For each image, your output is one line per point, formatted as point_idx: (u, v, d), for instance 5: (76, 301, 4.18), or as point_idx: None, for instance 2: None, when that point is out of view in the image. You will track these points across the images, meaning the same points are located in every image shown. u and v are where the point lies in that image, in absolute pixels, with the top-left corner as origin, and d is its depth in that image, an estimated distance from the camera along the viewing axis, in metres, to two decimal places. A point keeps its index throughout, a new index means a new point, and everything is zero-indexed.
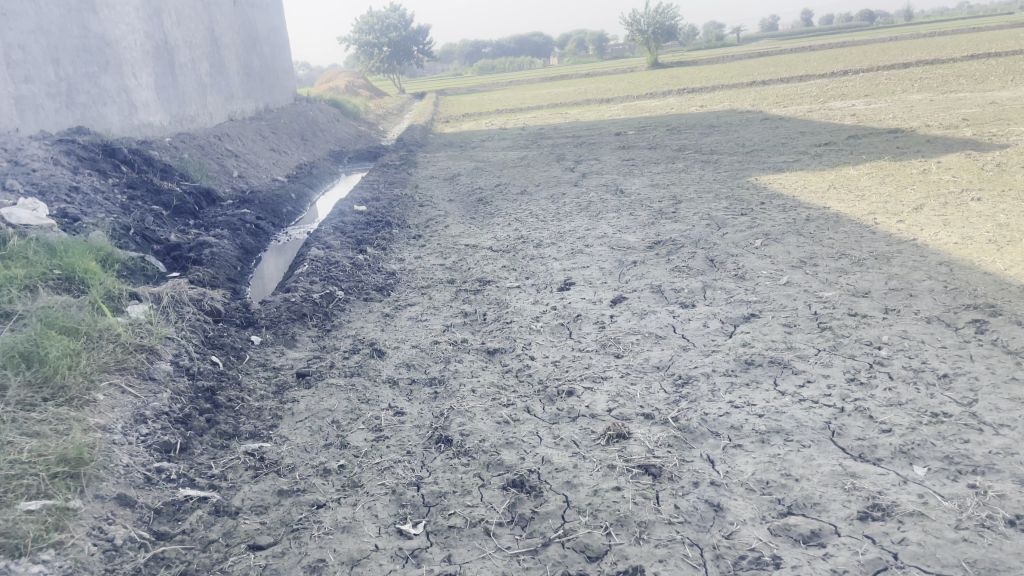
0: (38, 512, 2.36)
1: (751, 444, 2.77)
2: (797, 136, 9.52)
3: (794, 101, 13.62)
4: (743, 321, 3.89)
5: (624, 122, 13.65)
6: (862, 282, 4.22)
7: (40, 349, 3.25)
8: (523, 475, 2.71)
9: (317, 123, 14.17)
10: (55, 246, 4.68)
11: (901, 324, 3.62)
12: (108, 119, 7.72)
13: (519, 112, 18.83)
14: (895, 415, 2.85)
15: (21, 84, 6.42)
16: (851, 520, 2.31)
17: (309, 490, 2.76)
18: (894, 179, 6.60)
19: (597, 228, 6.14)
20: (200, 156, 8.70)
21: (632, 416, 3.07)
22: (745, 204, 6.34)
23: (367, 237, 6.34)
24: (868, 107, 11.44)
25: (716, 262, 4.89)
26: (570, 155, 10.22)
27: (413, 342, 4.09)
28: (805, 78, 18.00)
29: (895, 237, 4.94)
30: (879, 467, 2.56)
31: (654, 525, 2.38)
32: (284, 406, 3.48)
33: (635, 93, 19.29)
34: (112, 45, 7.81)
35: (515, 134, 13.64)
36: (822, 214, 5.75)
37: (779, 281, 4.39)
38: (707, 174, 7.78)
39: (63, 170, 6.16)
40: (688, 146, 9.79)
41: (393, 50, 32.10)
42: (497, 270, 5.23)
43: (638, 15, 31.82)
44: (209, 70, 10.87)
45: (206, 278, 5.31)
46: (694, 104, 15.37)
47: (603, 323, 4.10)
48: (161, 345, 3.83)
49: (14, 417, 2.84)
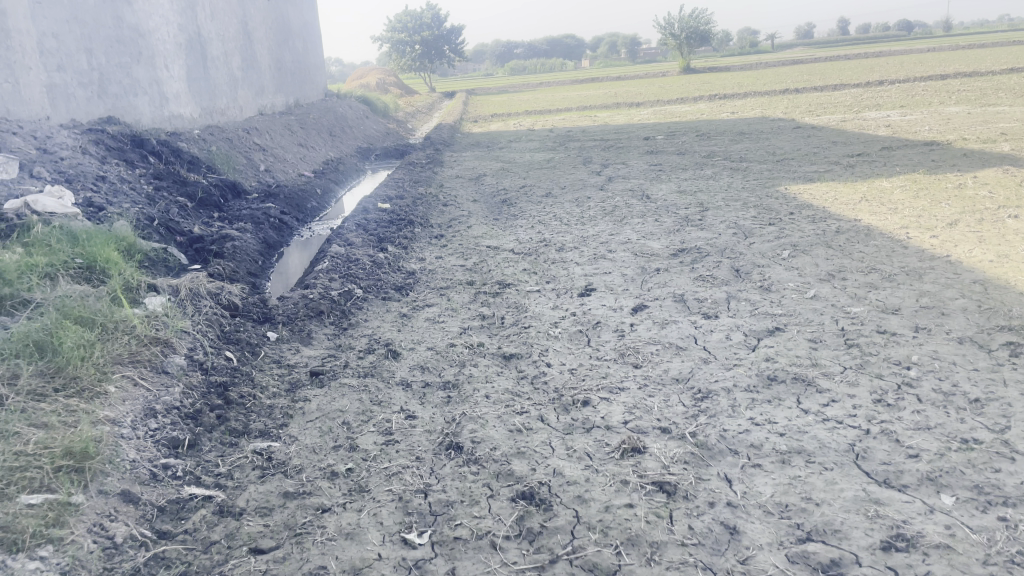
0: (39, 506, 2.33)
1: (771, 464, 2.68)
2: (829, 146, 9.35)
3: (827, 110, 13.47)
4: (768, 335, 3.79)
5: (655, 126, 13.54)
6: (891, 298, 4.10)
7: (55, 339, 3.25)
8: (533, 487, 2.63)
9: (346, 119, 14.20)
10: (78, 235, 4.68)
11: (932, 344, 3.50)
12: (139, 110, 7.77)
13: (548, 113, 18.79)
14: (923, 440, 2.74)
15: (54, 73, 6.44)
16: (873, 550, 2.21)
17: (315, 493, 2.71)
18: (928, 193, 6.44)
19: (621, 233, 6.05)
20: (228, 149, 8.72)
21: (648, 429, 2.99)
22: (773, 214, 6.21)
23: (389, 235, 6.29)
24: (903, 118, 11.24)
25: (742, 273, 4.78)
26: (598, 158, 10.14)
27: (429, 344, 4.03)
28: (839, 87, 17.73)
29: (927, 253, 4.81)
30: (904, 494, 2.46)
31: (666, 546, 2.30)
32: (296, 405, 3.44)
33: (666, 98, 19.17)
34: (144, 36, 7.85)
35: (544, 136, 13.57)
36: (853, 226, 5.62)
37: (805, 295, 4.27)
38: (736, 182, 7.65)
39: (90, 160, 6.18)
40: (718, 153, 9.64)
41: (425, 49, 32.19)
42: (518, 273, 5.17)
43: (673, 20, 31.82)
44: (242, 64, 10.93)
45: (226, 272, 5.29)
46: (724, 111, 15.25)
47: (623, 331, 4.02)
48: (176, 338, 3.81)
49: (23, 408, 2.82)
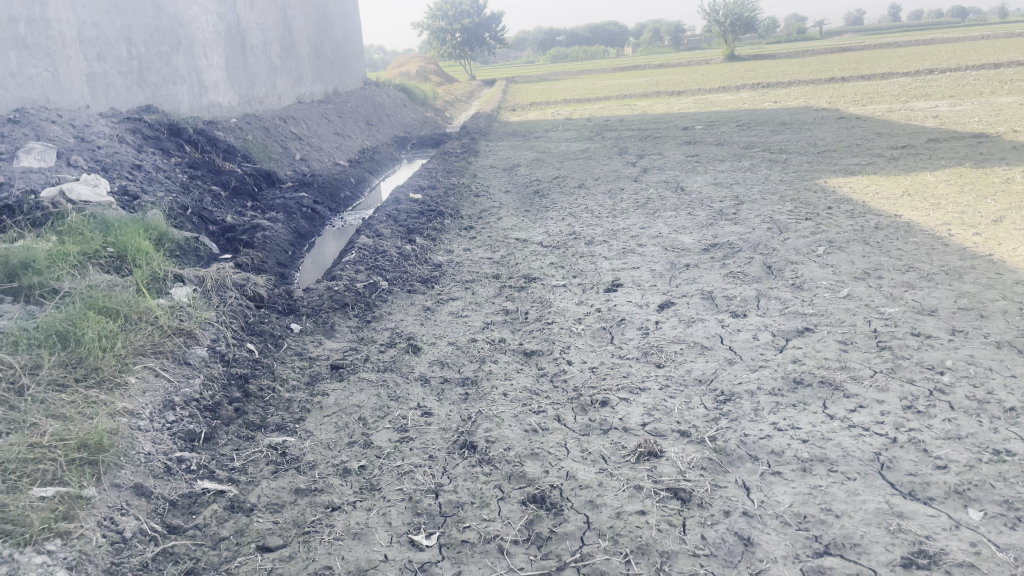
0: (51, 499, 2.35)
1: (791, 472, 2.59)
2: (873, 137, 9.10)
3: (874, 99, 13.12)
4: (796, 336, 3.68)
5: (695, 115, 13.32)
6: (928, 299, 3.96)
7: (78, 329, 3.27)
8: (544, 491, 2.59)
9: (384, 107, 14.23)
10: (110, 224, 4.73)
11: (967, 348, 3.36)
12: (177, 98, 7.84)
13: (587, 102, 18.63)
14: (953, 450, 2.63)
15: (94, 62, 6.51)
16: (893, 567, 2.13)
17: (326, 491, 2.70)
18: (973, 187, 6.22)
19: (652, 227, 5.94)
20: (264, 138, 8.77)
21: (667, 432, 2.92)
22: (810, 208, 6.05)
23: (418, 227, 6.27)
24: (952, 109, 10.91)
25: (774, 270, 4.66)
26: (633, 149, 10.00)
27: (450, 339, 4.00)
28: (886, 76, 17.28)
29: (969, 251, 4.64)
30: (929, 508, 2.36)
31: (677, 556, 2.24)
32: (314, 399, 3.44)
33: (707, 87, 18.85)
34: (183, 25, 7.94)
35: (581, 125, 13.42)
36: (893, 222, 5.45)
37: (838, 294, 4.14)
38: (774, 174, 7.48)
39: (127, 148, 6.23)
40: (757, 144, 9.43)
41: (466, 37, 32.19)
42: (545, 267, 5.11)
43: (717, 6, 31.30)
44: (281, 52, 10.99)
45: (255, 262, 5.32)
46: (766, 100, 14.95)
47: (647, 329, 3.95)
48: (200, 329, 3.83)
49: (43, 399, 2.85)
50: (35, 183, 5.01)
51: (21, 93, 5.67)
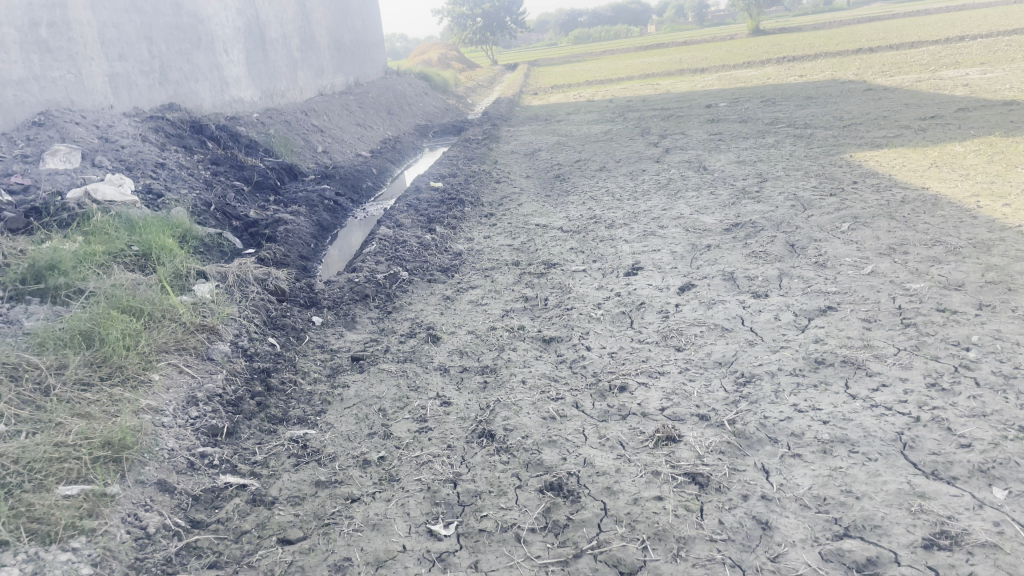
0: (76, 497, 2.39)
1: (811, 454, 2.56)
2: (902, 109, 8.91)
3: (903, 69, 12.84)
4: (819, 315, 3.63)
5: (719, 93, 13.13)
6: (955, 274, 3.88)
7: (102, 329, 3.32)
8: (562, 478, 2.59)
9: (405, 96, 14.23)
10: (135, 223, 4.78)
11: (994, 323, 3.29)
12: (199, 95, 7.90)
13: (609, 83, 18.46)
14: (977, 428, 2.58)
15: (116, 62, 6.58)
16: (914, 548, 2.10)
17: (346, 482, 2.73)
18: (1004, 157, 6.08)
19: (673, 208, 5.89)
20: (286, 131, 8.81)
21: (685, 416, 2.90)
22: (835, 184, 5.95)
23: (439, 216, 6.27)
24: (983, 77, 10.63)
25: (797, 248, 4.60)
26: (656, 129, 9.89)
27: (469, 328, 4.00)
28: (914, 45, 16.89)
29: (998, 223, 4.53)
30: (952, 488, 2.32)
31: (694, 542, 2.23)
32: (335, 391, 3.47)
33: (731, 63, 18.55)
34: (202, 22, 7.99)
35: (604, 106, 13.32)
36: (920, 195, 5.33)
37: (862, 271, 4.07)
38: (798, 150, 7.36)
39: (150, 147, 6.29)
40: (782, 120, 9.28)
41: (487, 22, 32.01)
42: (565, 253, 5.08)
43: None
44: (301, 46, 11.02)
45: (278, 256, 5.36)
46: (791, 74, 14.68)
47: (667, 312, 3.91)
48: (222, 324, 3.87)
49: (69, 399, 2.90)
50: (61, 184, 5.07)
51: (45, 95, 5.75)
